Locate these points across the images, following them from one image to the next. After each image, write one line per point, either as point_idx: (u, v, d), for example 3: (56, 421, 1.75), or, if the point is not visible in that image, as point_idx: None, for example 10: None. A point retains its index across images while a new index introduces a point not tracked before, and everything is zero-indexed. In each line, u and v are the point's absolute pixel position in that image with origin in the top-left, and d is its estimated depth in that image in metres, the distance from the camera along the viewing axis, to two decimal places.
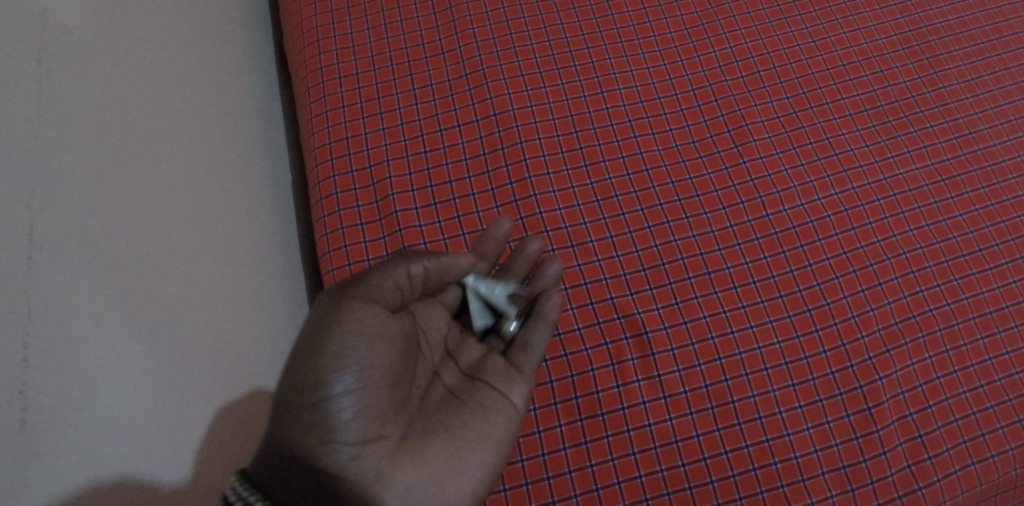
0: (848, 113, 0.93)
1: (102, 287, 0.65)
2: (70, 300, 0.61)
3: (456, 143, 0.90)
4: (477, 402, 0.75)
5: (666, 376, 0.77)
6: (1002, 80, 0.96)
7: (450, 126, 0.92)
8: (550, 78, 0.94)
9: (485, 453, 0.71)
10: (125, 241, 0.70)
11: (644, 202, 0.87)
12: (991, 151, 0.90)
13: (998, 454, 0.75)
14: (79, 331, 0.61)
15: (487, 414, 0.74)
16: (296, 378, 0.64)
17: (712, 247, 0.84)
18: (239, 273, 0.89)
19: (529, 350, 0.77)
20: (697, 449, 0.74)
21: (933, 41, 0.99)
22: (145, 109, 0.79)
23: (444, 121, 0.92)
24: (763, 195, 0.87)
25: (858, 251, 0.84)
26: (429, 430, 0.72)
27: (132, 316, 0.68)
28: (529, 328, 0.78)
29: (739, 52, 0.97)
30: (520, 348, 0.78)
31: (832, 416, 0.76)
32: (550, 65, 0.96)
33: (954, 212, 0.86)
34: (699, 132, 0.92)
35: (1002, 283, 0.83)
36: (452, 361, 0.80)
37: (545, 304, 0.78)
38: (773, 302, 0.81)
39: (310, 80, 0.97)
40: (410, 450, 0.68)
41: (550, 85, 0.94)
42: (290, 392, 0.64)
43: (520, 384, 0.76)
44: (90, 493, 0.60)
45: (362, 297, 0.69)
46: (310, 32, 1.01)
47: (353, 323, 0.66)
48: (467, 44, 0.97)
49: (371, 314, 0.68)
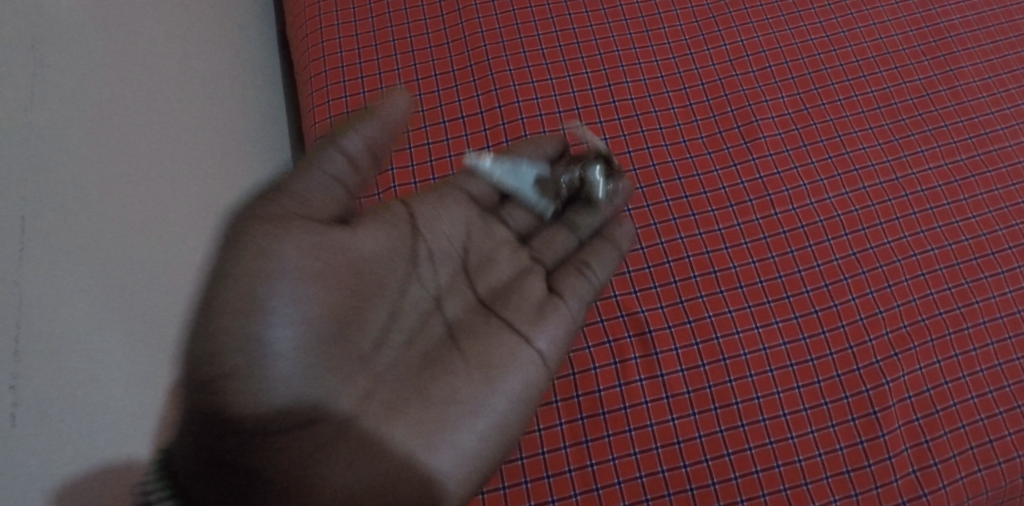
0: (860, 110, 0.97)
1: (114, 282, 0.71)
2: (86, 297, 0.67)
3: (496, 125, 0.97)
4: (512, 328, 0.74)
5: (692, 369, 0.82)
6: (1016, 78, 1.00)
7: (489, 107, 0.98)
8: (556, 71, 1.01)
9: (479, 417, 0.69)
10: (140, 233, 0.77)
11: (670, 193, 0.92)
12: (1007, 151, 0.94)
13: (1005, 461, 0.80)
14: (122, 299, 0.72)
15: (494, 371, 0.71)
16: (204, 350, 0.59)
17: (737, 241, 0.89)
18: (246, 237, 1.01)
19: (588, 272, 0.79)
20: (720, 444, 0.79)
21: (950, 38, 1.03)
22: (156, 105, 0.86)
23: (485, 103, 0.98)
24: (771, 193, 0.92)
25: (867, 252, 0.88)
26: (396, 400, 0.68)
27: (133, 309, 0.74)
28: (597, 248, 0.81)
29: (750, 46, 1.02)
30: (576, 270, 0.79)
31: (855, 414, 0.80)
32: (556, 57, 1.02)
33: (967, 214, 0.90)
34: (707, 128, 0.97)
35: (1015, 287, 0.87)
36: (465, 283, 0.77)
37: (615, 231, 0.82)
38: (798, 296, 0.86)
39: (325, 64, 1.03)
40: (361, 425, 0.66)
41: (556, 77, 1.00)
42: (196, 366, 0.59)
43: (557, 322, 0.75)
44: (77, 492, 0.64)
45: (277, 225, 0.64)
46: (321, 19, 1.08)
47: (267, 269, 0.62)
48: (508, 29, 1.04)
49: (291, 250, 0.64)
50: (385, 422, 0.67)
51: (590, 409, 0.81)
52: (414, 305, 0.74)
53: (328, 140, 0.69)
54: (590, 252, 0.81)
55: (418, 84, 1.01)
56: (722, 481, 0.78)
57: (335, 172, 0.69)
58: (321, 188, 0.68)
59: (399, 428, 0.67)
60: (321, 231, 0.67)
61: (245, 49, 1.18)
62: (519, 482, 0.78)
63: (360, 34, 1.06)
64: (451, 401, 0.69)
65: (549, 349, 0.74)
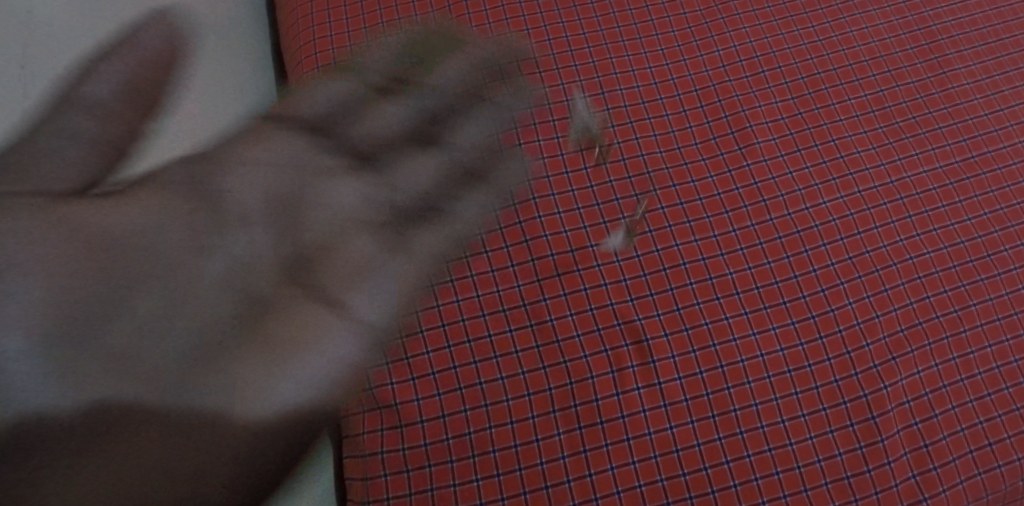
0: (854, 114, 0.99)
1: None
2: None
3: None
4: (344, 282, 0.52)
5: (689, 377, 0.82)
6: (1010, 75, 1.04)
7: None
8: (567, 74, 1.01)
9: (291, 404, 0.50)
10: None
11: (667, 200, 0.92)
12: (999, 152, 0.97)
13: (1005, 464, 0.80)
14: None
15: (326, 333, 0.50)
16: None
17: (733, 247, 0.89)
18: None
19: (449, 215, 0.57)
20: (719, 452, 0.79)
21: (944, 42, 1.06)
22: None
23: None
24: (766, 199, 0.93)
25: (863, 256, 0.89)
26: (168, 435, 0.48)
27: None
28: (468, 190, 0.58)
29: (743, 51, 1.04)
30: (432, 217, 0.57)
31: (855, 419, 0.80)
32: (567, 61, 1.02)
33: (962, 217, 0.92)
34: (702, 134, 0.97)
35: (1011, 289, 0.88)
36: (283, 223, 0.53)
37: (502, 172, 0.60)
38: (795, 302, 0.86)
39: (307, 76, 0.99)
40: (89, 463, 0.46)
41: (568, 81, 1.00)
42: None
43: (392, 263, 0.55)
44: None
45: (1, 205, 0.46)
46: (304, 23, 1.02)
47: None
48: (503, 38, 1.03)
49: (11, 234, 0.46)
50: (168, 432, 0.48)
51: (588, 419, 0.79)
52: (188, 278, 0.50)
53: (65, 84, 0.47)
54: (471, 199, 0.58)
55: None
56: (721, 489, 0.77)
57: (78, 126, 0.47)
58: (59, 152, 0.47)
59: (145, 451, 0.47)
60: (60, 219, 0.47)
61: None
62: (518, 492, 0.76)
63: None
64: (242, 390, 0.49)
65: (376, 315, 0.53)
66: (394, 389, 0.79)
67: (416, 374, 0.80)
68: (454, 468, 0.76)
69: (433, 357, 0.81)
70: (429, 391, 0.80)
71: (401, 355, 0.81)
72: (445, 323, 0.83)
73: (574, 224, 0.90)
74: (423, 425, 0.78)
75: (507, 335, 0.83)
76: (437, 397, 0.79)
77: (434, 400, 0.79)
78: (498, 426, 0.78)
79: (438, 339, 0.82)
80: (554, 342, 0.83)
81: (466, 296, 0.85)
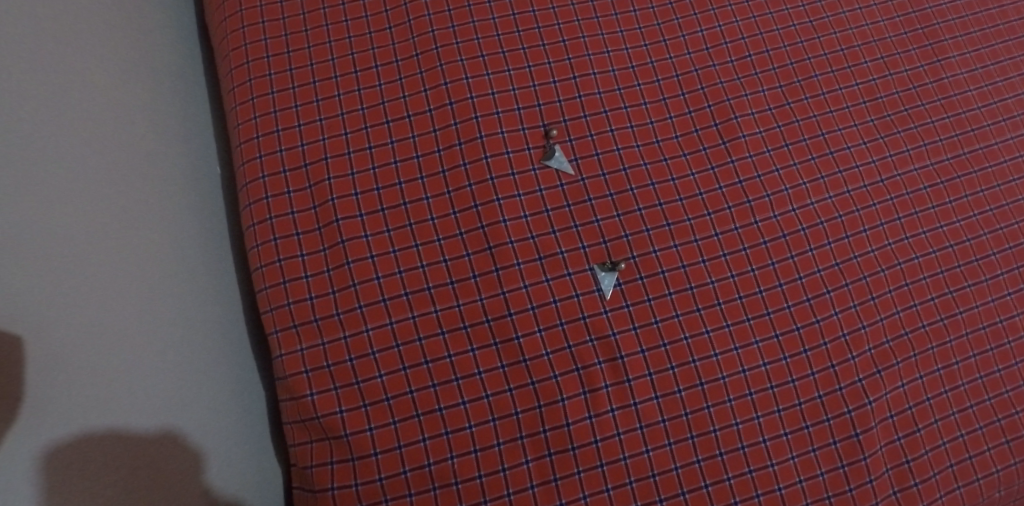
0: (845, 106, 0.90)
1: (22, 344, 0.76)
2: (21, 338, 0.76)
3: (452, 144, 0.81)
4: None
5: (668, 396, 0.75)
6: (998, 54, 0.97)
7: (445, 125, 0.82)
8: (534, 56, 0.87)
9: None
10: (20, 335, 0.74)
11: (644, 201, 0.82)
12: (992, 150, 0.90)
13: (983, 477, 0.78)
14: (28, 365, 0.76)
15: None
16: None
17: (715, 253, 0.81)
18: (146, 250, 0.89)
19: None
20: (697, 476, 0.74)
21: (937, 26, 0.98)
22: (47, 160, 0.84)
23: (439, 119, 0.82)
24: (751, 199, 0.84)
25: (851, 262, 0.82)
26: None
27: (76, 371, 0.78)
28: None
29: (728, 32, 0.93)
30: None
31: (838, 437, 0.76)
32: (535, 40, 0.88)
33: (952, 218, 0.86)
34: (683, 125, 0.87)
35: (997, 295, 0.83)
36: None
37: None
38: (779, 312, 0.79)
39: (233, 58, 0.87)
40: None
41: (534, 64, 0.87)
42: None
43: None
44: (141, 439, 0.80)
45: None
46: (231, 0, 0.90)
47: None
48: (458, 9, 0.88)
49: None
50: None
51: (559, 445, 0.72)
52: None
53: None
54: None
55: (357, 77, 0.85)
56: None
57: None
58: None
59: None
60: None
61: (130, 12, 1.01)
62: None
63: (286, 15, 0.89)
64: None
65: None
66: (345, 418, 0.71)
67: (369, 400, 0.72)
68: (414, 502, 0.70)
69: (386, 381, 0.72)
70: (383, 420, 0.71)
71: (351, 379, 0.72)
72: (399, 344, 0.74)
73: (541, 229, 0.79)
74: (377, 457, 0.71)
75: (469, 355, 0.74)
76: (392, 426, 0.71)
77: (388, 429, 0.71)
78: (462, 455, 0.71)
79: (392, 361, 0.73)
80: (520, 362, 0.74)
81: (423, 311, 0.75)
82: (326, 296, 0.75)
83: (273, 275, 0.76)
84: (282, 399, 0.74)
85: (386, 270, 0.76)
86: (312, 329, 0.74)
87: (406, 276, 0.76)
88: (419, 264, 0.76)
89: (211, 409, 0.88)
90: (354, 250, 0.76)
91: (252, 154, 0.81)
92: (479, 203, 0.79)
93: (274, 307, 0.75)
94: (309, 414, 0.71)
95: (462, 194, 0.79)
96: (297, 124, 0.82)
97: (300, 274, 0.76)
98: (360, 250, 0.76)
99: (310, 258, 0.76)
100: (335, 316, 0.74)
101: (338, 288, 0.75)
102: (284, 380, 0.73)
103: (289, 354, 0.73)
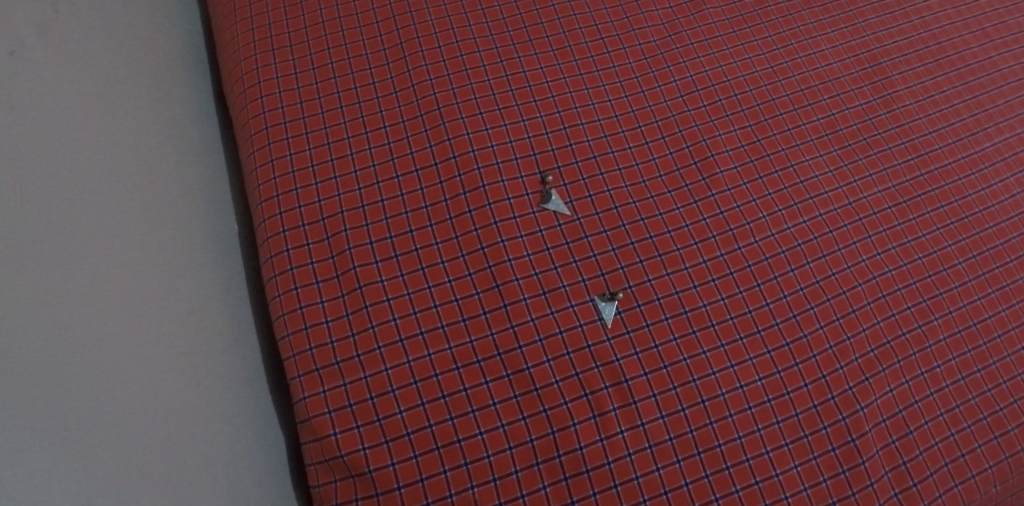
0: (810, 139, 0.98)
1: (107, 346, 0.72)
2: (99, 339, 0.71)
3: (457, 194, 0.88)
4: None
5: (673, 415, 0.79)
6: (941, 84, 1.07)
7: (450, 177, 0.89)
8: (527, 111, 0.95)
9: None
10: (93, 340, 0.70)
11: (635, 235, 0.88)
12: (947, 170, 0.98)
13: (977, 473, 0.82)
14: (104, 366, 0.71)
15: None
16: None
17: (705, 279, 0.87)
18: (183, 288, 0.85)
19: None
20: (707, 490, 0.77)
21: (885, 64, 1.08)
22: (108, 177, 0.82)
23: (444, 172, 0.89)
24: (733, 228, 0.91)
25: (830, 279, 0.89)
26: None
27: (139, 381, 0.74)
28: None
29: (700, 81, 1.02)
30: None
31: (836, 443, 0.80)
32: (527, 97, 0.96)
33: (918, 233, 0.93)
34: (666, 166, 0.94)
35: (968, 301, 0.90)
36: None
37: None
38: (769, 330, 0.85)
39: (252, 125, 0.93)
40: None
41: (528, 118, 0.94)
42: None
43: None
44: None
45: None
46: (248, 75, 0.97)
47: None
48: (456, 73, 0.97)
49: None
50: None
51: (573, 469, 0.76)
52: None
53: None
54: None
55: (367, 137, 0.92)
56: None
57: None
58: None
59: None
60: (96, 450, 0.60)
61: (178, 70, 1.04)
62: None
63: (300, 84, 0.96)
64: None
65: None
66: (368, 454, 0.75)
67: (391, 436, 0.76)
68: None
69: (406, 416, 0.77)
70: (405, 454, 0.75)
71: (373, 416, 0.76)
72: (417, 380, 0.78)
73: (544, 265, 0.85)
74: (400, 492, 0.74)
75: (484, 387, 0.78)
76: (413, 460, 0.75)
77: (410, 463, 0.75)
78: (481, 483, 0.75)
79: (411, 397, 0.77)
80: (532, 391, 0.79)
81: (438, 348, 0.80)
82: (346, 339, 0.80)
83: (295, 321, 0.80)
84: (306, 441, 0.77)
85: (402, 311, 0.81)
86: (334, 371, 0.78)
87: (421, 316, 0.81)
88: (432, 305, 0.82)
89: (227, 436, 0.82)
90: (371, 294, 0.82)
91: (272, 213, 0.86)
92: (485, 245, 0.85)
93: (297, 353, 0.79)
94: (333, 453, 0.75)
95: (469, 237, 0.85)
96: (313, 182, 0.88)
97: (320, 319, 0.81)
98: (376, 294, 0.82)
99: (329, 304, 0.81)
100: (355, 358, 0.79)
101: (357, 331, 0.80)
102: (307, 422, 0.77)
103: (312, 396, 0.77)
